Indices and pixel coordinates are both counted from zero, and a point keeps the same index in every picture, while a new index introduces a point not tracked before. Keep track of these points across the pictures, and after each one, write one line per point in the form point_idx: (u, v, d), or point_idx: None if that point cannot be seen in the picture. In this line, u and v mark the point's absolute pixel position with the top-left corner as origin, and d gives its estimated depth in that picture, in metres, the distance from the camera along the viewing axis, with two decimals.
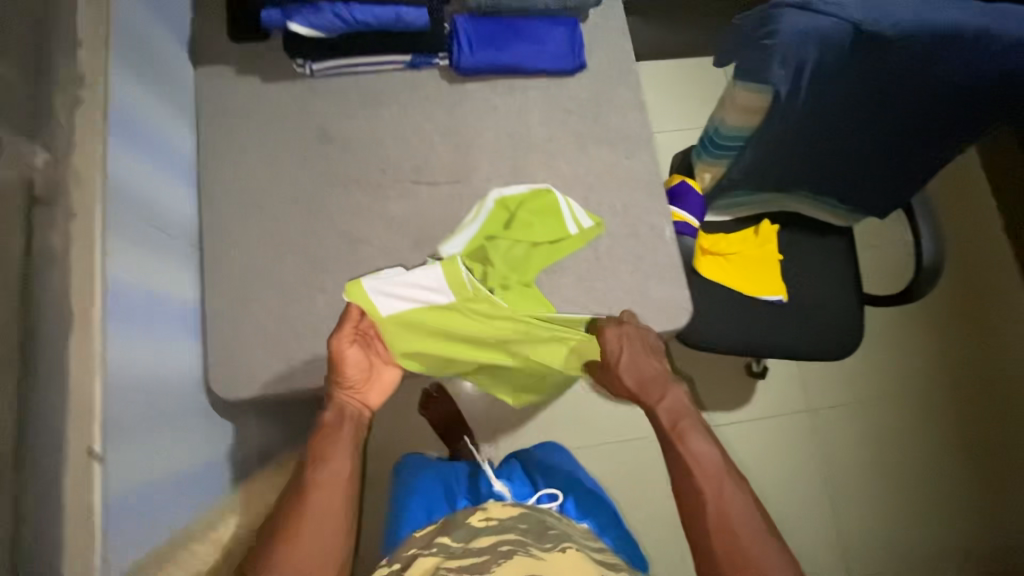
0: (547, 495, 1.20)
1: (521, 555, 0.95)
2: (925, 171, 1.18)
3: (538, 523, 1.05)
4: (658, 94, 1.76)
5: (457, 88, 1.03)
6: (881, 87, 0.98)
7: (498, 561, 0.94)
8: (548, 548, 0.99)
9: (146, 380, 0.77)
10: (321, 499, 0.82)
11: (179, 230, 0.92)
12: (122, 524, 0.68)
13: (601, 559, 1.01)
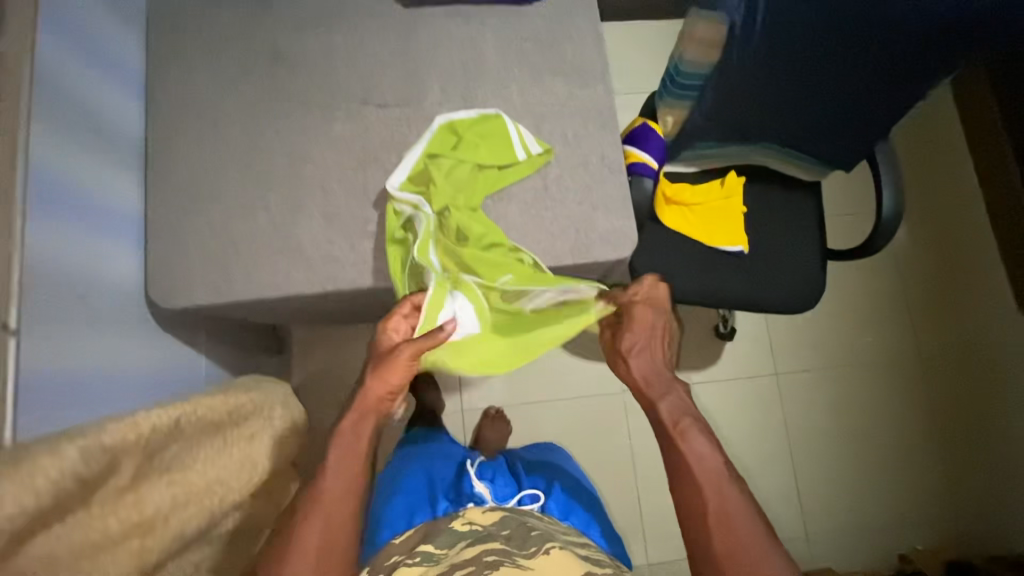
0: (529, 495, 1.16)
1: (508, 565, 0.86)
2: (881, 119, 1.20)
3: (520, 526, 0.97)
4: (621, 49, 1.74)
5: (412, 12, 1.02)
6: (834, 23, 1.02)
7: (482, 574, 0.84)
8: (531, 552, 0.90)
9: (83, 273, 0.78)
10: (317, 504, 0.73)
11: (126, 138, 0.91)
12: (59, 399, 0.69)
13: (586, 557, 0.93)
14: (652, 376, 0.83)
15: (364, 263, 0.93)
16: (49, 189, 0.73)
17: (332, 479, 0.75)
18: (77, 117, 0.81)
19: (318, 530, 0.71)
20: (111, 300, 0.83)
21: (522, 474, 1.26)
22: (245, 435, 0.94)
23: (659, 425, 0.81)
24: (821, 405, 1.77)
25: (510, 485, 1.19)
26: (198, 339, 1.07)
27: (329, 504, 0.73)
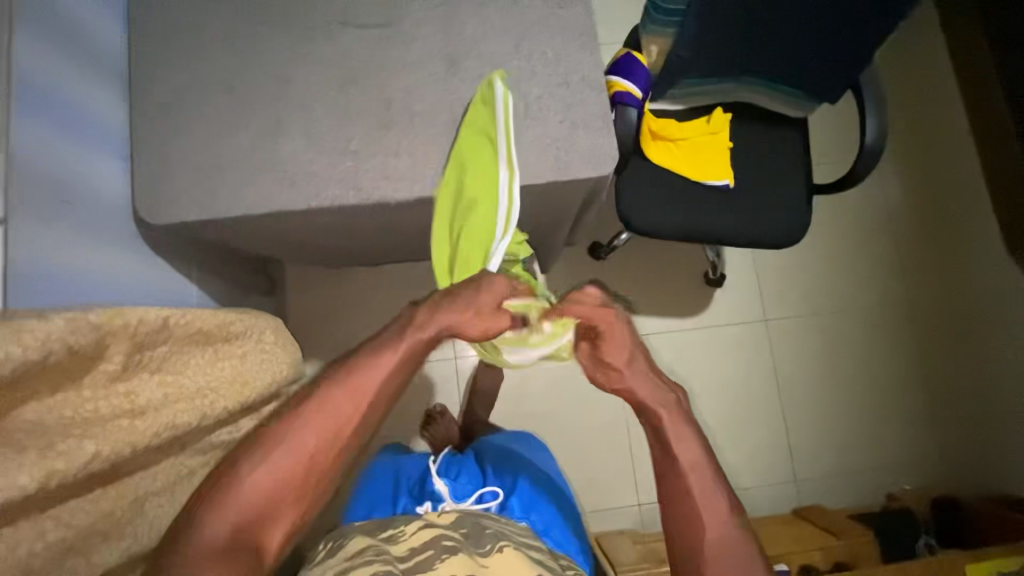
0: (490, 493, 1.21)
1: (463, 555, 0.93)
2: (865, 47, 1.20)
3: (475, 525, 1.04)
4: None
5: None
6: None
7: (441, 557, 0.92)
8: (486, 550, 0.96)
9: (65, 180, 0.79)
10: (357, 389, 0.73)
11: (111, 58, 0.93)
12: (40, 294, 0.71)
13: (539, 560, 0.98)
14: (635, 392, 0.79)
15: (347, 179, 0.95)
16: (32, 93, 0.75)
17: (381, 370, 0.74)
18: (59, 27, 0.82)
19: (346, 409, 0.72)
20: (99, 211, 0.85)
21: (491, 467, 1.33)
22: (237, 352, 0.97)
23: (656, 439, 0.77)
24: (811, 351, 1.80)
25: (473, 481, 1.26)
26: (189, 266, 1.09)
27: (369, 395, 0.73)
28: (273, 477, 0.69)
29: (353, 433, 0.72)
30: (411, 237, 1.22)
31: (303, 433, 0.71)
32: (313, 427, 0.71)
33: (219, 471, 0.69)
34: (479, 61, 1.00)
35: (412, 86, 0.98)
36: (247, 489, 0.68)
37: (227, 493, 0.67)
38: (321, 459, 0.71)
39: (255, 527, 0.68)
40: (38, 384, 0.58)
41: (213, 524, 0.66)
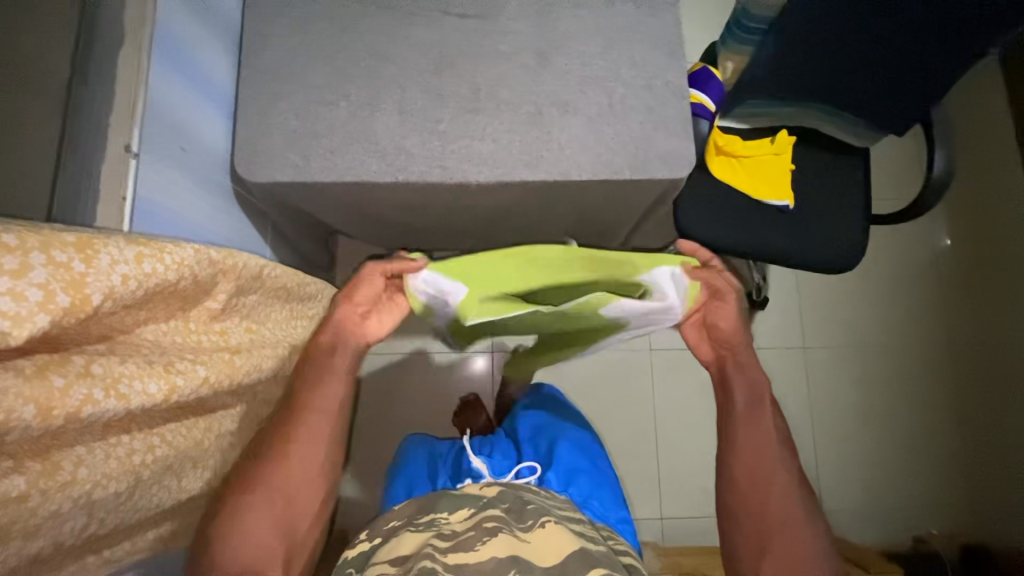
0: (527, 468, 1.22)
1: (505, 534, 0.91)
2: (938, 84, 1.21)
3: (517, 501, 1.02)
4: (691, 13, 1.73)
5: None
6: None
7: (481, 539, 0.90)
8: (529, 525, 0.95)
9: (185, 126, 0.83)
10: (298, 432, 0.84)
11: (227, 22, 0.99)
12: (152, 229, 0.75)
13: (579, 533, 0.98)
14: (746, 359, 1.01)
15: (434, 158, 0.99)
16: (162, 42, 0.80)
17: (316, 394, 0.86)
18: None
19: (301, 447, 0.83)
20: (205, 163, 0.89)
21: (525, 447, 1.32)
22: (309, 314, 0.99)
23: (747, 401, 0.98)
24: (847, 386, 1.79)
25: (508, 459, 1.26)
26: (265, 229, 1.13)
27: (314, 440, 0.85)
28: (258, 521, 0.78)
29: (311, 457, 0.84)
30: (475, 224, 1.25)
31: (277, 471, 0.81)
32: (284, 462, 0.82)
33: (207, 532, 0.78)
34: (569, 59, 1.04)
35: (503, 75, 1.02)
36: (238, 535, 0.76)
37: (221, 545, 0.76)
38: (284, 489, 0.81)
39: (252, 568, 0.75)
40: (158, 308, 0.62)
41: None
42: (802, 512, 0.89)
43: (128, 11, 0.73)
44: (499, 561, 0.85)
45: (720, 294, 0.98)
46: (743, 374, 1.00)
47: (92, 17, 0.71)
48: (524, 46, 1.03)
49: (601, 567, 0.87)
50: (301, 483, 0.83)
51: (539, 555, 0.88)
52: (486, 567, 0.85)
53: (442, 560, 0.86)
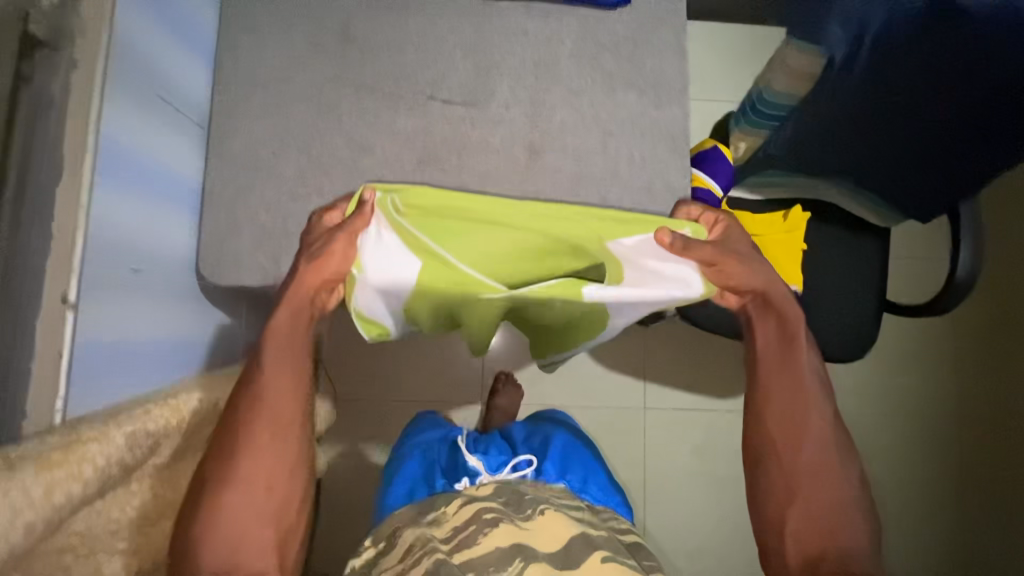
0: (525, 460, 1.11)
1: (505, 524, 0.90)
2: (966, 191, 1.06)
3: (513, 492, 1.00)
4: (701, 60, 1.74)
5: (489, 5, 0.98)
6: (935, 79, 0.91)
7: (483, 532, 0.89)
8: (528, 514, 0.94)
9: (135, 243, 0.78)
10: (255, 398, 0.74)
11: (191, 105, 0.92)
12: (96, 373, 0.70)
13: (579, 518, 0.97)
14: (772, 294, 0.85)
15: None
16: (116, 160, 0.74)
17: (280, 377, 0.76)
18: (148, 82, 0.80)
19: (266, 420, 0.74)
20: (157, 271, 0.83)
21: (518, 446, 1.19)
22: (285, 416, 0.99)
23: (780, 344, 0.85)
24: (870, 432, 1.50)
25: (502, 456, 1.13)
26: (236, 311, 1.08)
27: (273, 411, 0.74)
28: (230, 516, 0.70)
29: (280, 443, 0.74)
30: None
31: (249, 459, 0.72)
32: (250, 452, 0.72)
33: (175, 533, 0.70)
34: (562, 155, 0.95)
35: (490, 170, 0.94)
36: (215, 533, 0.69)
37: (194, 551, 0.68)
38: (255, 479, 0.72)
39: (233, 561, 0.69)
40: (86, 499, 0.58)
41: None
42: (845, 481, 0.79)
43: (67, 142, 0.67)
44: (502, 552, 0.86)
45: (717, 250, 0.82)
46: (772, 318, 0.86)
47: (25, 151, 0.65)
48: (515, 138, 0.95)
49: (602, 550, 0.89)
50: (272, 473, 0.73)
51: (538, 546, 0.88)
52: (490, 559, 0.86)
53: (447, 560, 0.87)
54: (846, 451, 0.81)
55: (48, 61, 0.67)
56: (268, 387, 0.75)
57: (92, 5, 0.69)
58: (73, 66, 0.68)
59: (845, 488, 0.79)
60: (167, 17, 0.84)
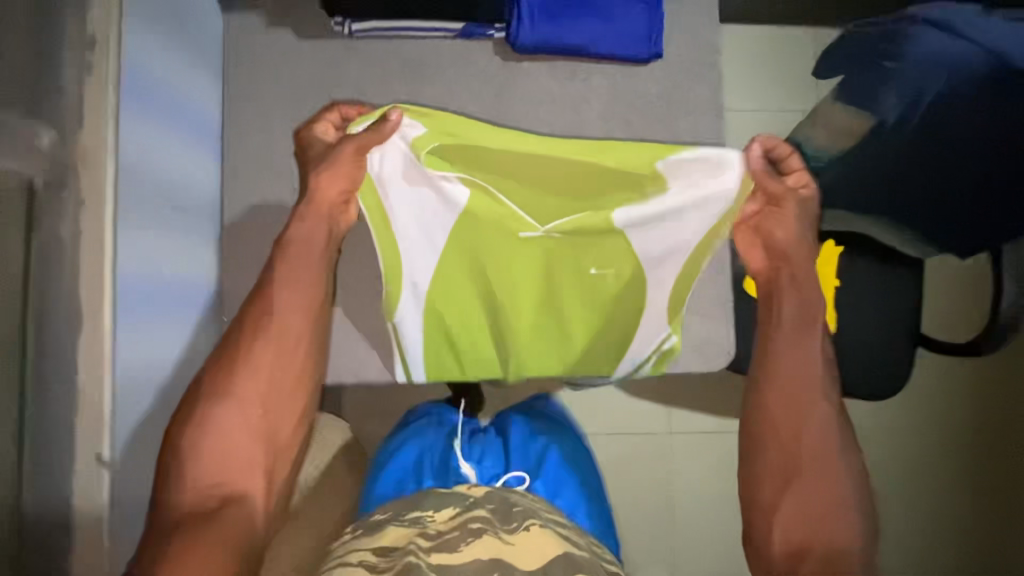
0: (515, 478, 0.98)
1: (487, 536, 0.70)
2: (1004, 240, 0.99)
3: (501, 501, 0.79)
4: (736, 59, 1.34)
5: (510, 68, 0.93)
6: (998, 128, 0.87)
7: (465, 539, 0.69)
8: (513, 527, 0.73)
9: (156, 364, 0.75)
10: (277, 329, 0.84)
11: (200, 200, 0.87)
12: (132, 516, 0.68)
13: (566, 535, 0.75)
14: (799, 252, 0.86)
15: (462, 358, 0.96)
16: (134, 290, 0.70)
17: (290, 311, 0.86)
18: (156, 195, 0.75)
19: (274, 343, 0.84)
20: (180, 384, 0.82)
21: (515, 445, 1.03)
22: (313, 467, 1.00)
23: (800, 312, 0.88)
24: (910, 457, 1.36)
25: (494, 467, 0.99)
26: None
27: (283, 340, 0.85)
28: (224, 436, 0.77)
29: (282, 364, 0.84)
30: None
31: (245, 382, 0.80)
32: (250, 371, 0.81)
33: (162, 446, 0.74)
34: None
35: None
36: (208, 449, 0.76)
37: (172, 474, 0.73)
38: (263, 396, 0.81)
39: (224, 478, 0.75)
40: None
41: (183, 487, 0.72)
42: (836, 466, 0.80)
43: (83, 289, 0.63)
44: (480, 566, 0.65)
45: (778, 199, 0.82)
46: (795, 293, 0.88)
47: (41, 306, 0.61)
48: None
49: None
50: (281, 390, 0.84)
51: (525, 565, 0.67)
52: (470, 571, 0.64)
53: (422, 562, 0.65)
54: (837, 434, 0.82)
55: (56, 205, 0.62)
56: (274, 323, 0.84)
57: (94, 138, 0.64)
58: (80, 208, 0.63)
59: (806, 410, 0.83)
60: (167, 115, 0.78)
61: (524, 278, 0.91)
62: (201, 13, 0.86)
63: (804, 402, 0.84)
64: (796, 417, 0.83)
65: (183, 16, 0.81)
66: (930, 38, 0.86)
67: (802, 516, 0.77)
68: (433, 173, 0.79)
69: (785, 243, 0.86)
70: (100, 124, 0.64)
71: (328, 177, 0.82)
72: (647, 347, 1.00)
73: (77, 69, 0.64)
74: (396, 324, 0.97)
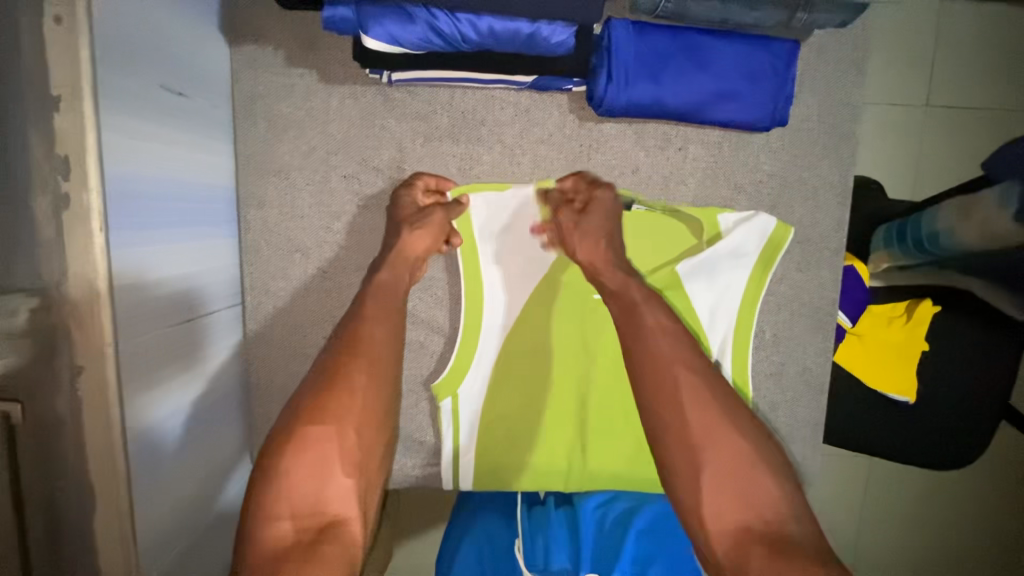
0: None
1: None
2: None
3: None
4: (895, 54, 0.95)
5: (589, 130, 0.75)
6: None
7: None
8: None
9: (191, 502, 0.67)
10: (358, 347, 0.63)
11: (218, 292, 0.74)
12: None
13: None
14: (602, 256, 0.67)
15: None
16: (151, 446, 0.59)
17: (375, 325, 0.65)
18: (160, 320, 0.61)
19: (366, 359, 0.62)
20: (210, 515, 0.71)
21: (589, 529, 0.72)
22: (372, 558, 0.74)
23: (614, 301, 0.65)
24: (950, 541, 1.14)
25: (571, 565, 0.67)
26: None
27: (369, 357, 0.63)
28: (319, 456, 0.56)
29: (377, 382, 0.62)
30: None
31: (342, 397, 0.59)
32: (347, 388, 0.60)
33: (250, 479, 0.57)
34: None
35: (587, 347, 0.78)
36: (294, 472, 0.55)
37: (258, 516, 0.54)
38: (356, 413, 0.60)
39: (320, 505, 0.55)
40: None
41: (273, 522, 0.53)
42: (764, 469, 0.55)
43: (93, 478, 0.52)
44: None
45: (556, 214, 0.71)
46: (657, 299, 0.64)
47: (52, 504, 0.51)
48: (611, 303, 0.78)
49: None
50: (379, 408, 0.62)
51: None
52: None
53: None
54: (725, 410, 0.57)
55: (49, 384, 0.50)
56: (359, 343, 0.63)
57: (81, 286, 0.50)
58: (76, 375, 0.51)
59: (673, 387, 0.58)
60: (165, 215, 0.62)
61: (591, 353, 0.78)
62: (200, 57, 0.67)
63: (665, 371, 0.59)
64: (664, 402, 0.57)
65: (175, 69, 0.62)
66: None
67: (732, 502, 0.53)
68: (525, 236, 0.76)
69: (587, 254, 0.67)
70: (88, 268, 0.50)
71: (418, 232, 0.70)
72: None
73: (51, 200, 0.48)
74: (455, 401, 0.78)
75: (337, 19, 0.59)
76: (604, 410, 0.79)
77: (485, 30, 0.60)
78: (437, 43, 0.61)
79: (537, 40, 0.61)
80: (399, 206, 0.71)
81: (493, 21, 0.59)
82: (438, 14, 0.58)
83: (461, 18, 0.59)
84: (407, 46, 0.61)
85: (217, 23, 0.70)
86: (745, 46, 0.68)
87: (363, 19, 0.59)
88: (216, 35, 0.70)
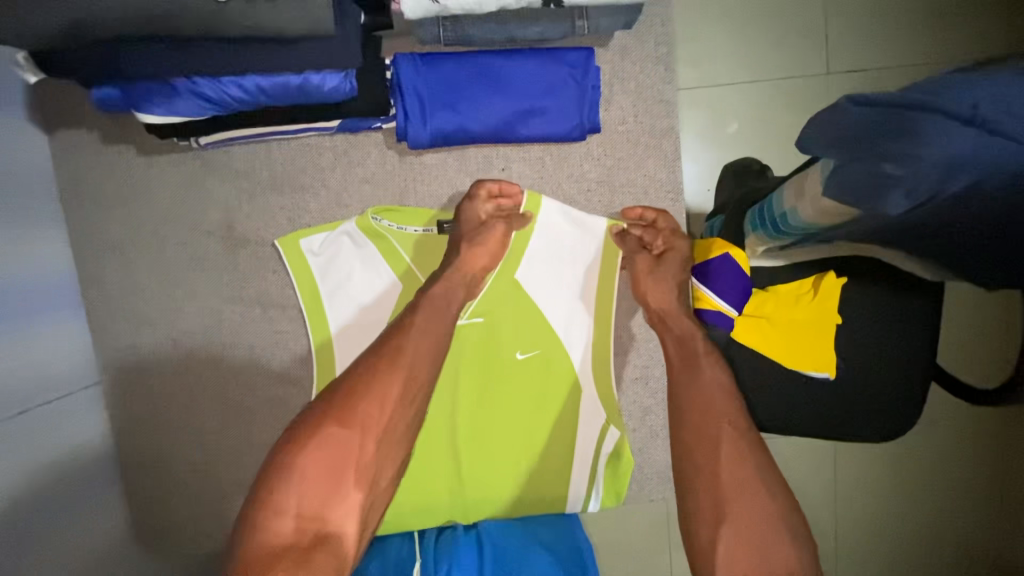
0: None
1: None
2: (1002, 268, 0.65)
3: None
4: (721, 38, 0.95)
5: (410, 163, 0.75)
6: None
7: None
8: None
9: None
10: (399, 370, 0.59)
11: (70, 375, 0.74)
12: None
13: None
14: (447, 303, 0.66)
15: None
16: None
17: (422, 337, 0.61)
18: None
19: (399, 381, 0.58)
20: None
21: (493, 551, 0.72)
22: None
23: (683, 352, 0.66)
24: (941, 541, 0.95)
25: None
26: None
27: (402, 377, 0.59)
28: (333, 470, 0.53)
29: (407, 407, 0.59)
30: None
31: (370, 408, 0.56)
32: (377, 398, 0.57)
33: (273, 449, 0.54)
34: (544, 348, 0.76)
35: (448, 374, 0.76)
36: (311, 471, 0.52)
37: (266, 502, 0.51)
38: (384, 428, 0.57)
39: (326, 513, 0.52)
40: None
41: (277, 517, 0.51)
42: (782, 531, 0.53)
43: None
44: None
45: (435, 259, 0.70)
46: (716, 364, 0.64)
47: None
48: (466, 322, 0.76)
49: None
50: (412, 424, 0.59)
51: None
52: None
53: None
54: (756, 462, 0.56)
55: None
56: (402, 355, 0.60)
57: None
58: None
59: (716, 437, 0.59)
60: None
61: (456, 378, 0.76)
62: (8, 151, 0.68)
63: (713, 420, 0.60)
64: (699, 441, 0.59)
65: None
66: (938, 145, 0.49)
67: (749, 554, 0.52)
68: (361, 272, 0.75)
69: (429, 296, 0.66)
70: None
71: (477, 248, 0.69)
72: (589, 453, 0.78)
73: None
74: None
75: (106, 99, 0.60)
76: (477, 432, 0.77)
77: (254, 87, 0.60)
78: (213, 106, 0.61)
79: (310, 88, 0.61)
80: (465, 215, 0.71)
81: (258, 78, 0.59)
82: (201, 80, 0.59)
83: (225, 80, 0.59)
84: (186, 113, 0.62)
85: (25, 115, 0.71)
86: (538, 60, 0.68)
87: (132, 96, 0.59)
88: (26, 126, 0.71)
